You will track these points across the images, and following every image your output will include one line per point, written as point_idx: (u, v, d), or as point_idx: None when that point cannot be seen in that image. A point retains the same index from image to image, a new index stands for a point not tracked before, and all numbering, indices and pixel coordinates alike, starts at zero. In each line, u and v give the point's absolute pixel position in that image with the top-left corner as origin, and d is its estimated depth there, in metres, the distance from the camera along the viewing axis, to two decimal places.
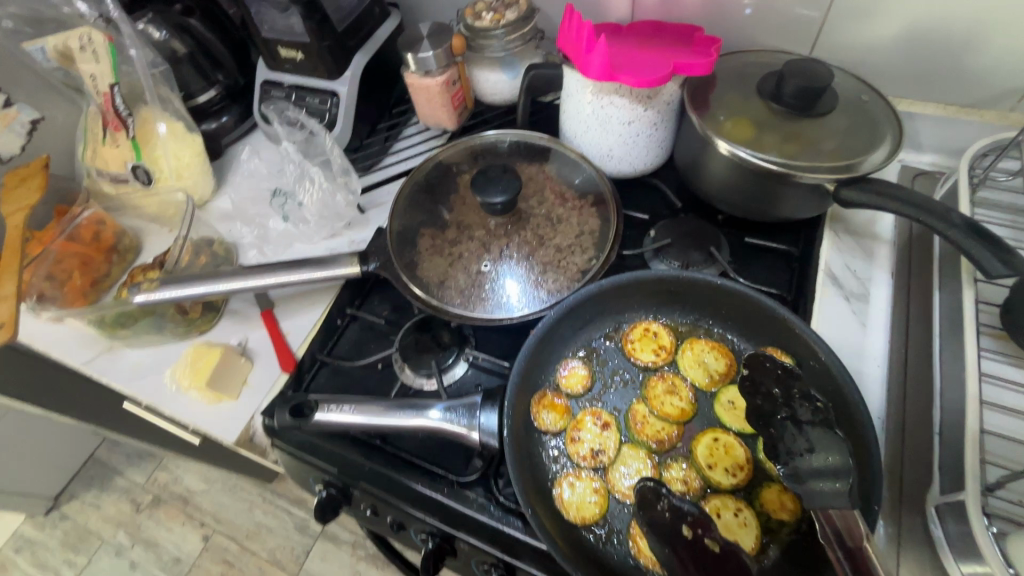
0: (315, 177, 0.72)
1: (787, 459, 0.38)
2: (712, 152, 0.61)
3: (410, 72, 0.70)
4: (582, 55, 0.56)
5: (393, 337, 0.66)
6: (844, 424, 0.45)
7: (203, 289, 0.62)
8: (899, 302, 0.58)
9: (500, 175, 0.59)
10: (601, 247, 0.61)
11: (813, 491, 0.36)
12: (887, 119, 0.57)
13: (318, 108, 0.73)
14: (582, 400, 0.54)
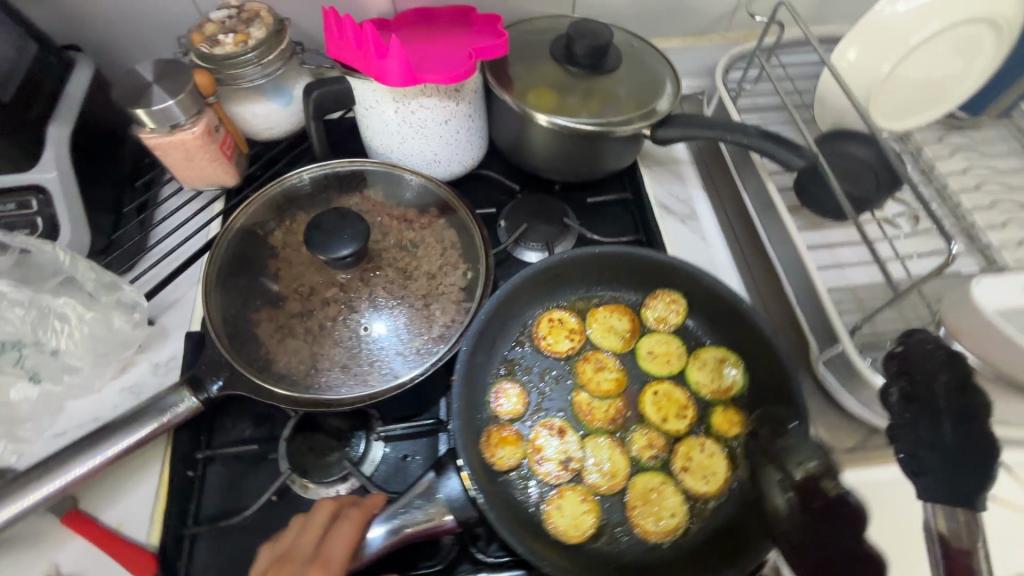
0: (66, 310, 0.52)
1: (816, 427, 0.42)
2: (532, 128, 0.60)
3: (147, 131, 0.53)
4: (376, 63, 0.49)
5: (274, 455, 0.53)
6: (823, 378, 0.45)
7: None
8: (717, 210, 0.68)
9: (340, 223, 0.49)
10: (472, 257, 0.57)
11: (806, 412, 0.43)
12: (659, 61, 0.63)
13: (19, 215, 0.51)
14: (526, 417, 0.50)
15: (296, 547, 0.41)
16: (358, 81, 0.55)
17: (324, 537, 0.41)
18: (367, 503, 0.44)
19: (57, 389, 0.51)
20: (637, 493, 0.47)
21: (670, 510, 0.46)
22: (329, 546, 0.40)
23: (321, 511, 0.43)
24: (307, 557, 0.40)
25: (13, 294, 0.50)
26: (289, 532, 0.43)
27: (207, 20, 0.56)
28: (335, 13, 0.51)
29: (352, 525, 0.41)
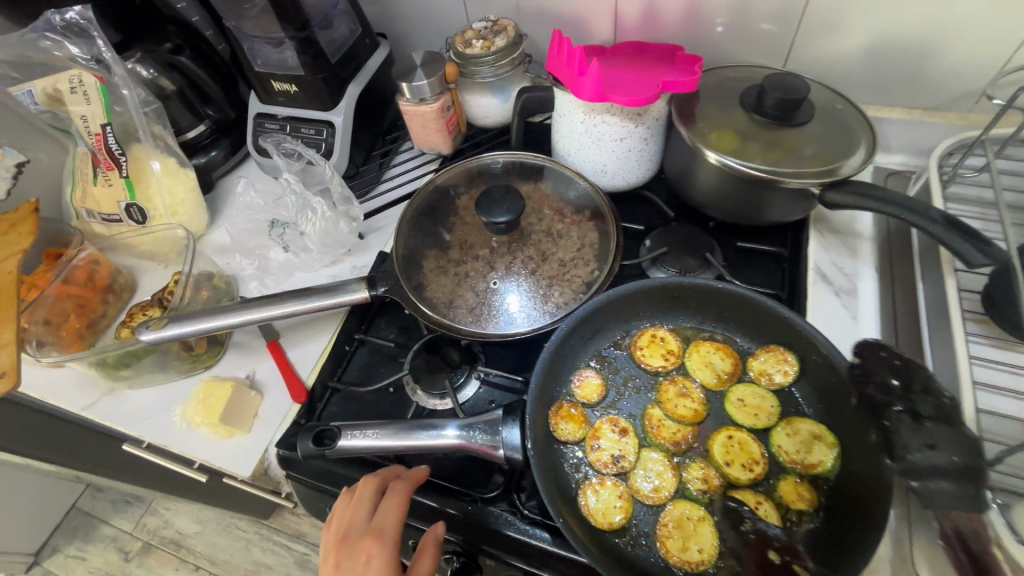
0: (317, 207, 0.72)
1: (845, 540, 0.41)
2: (700, 163, 0.64)
3: (404, 99, 0.71)
4: (575, 79, 0.59)
5: (403, 358, 0.67)
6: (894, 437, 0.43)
7: (212, 325, 0.62)
8: (884, 295, 0.62)
9: (503, 196, 0.60)
10: (603, 259, 0.63)
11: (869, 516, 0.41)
12: (860, 127, 0.61)
13: (314, 139, 0.75)
14: (598, 408, 0.55)
15: (352, 518, 0.51)
16: (560, 92, 0.66)
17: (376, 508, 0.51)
18: (411, 476, 0.53)
19: (295, 260, 0.75)
20: (673, 516, 0.48)
21: (700, 545, 0.46)
22: (380, 519, 0.50)
23: (369, 487, 0.53)
24: (366, 525, 0.51)
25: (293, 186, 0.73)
26: (344, 504, 0.53)
27: (470, 28, 0.73)
28: (558, 35, 0.62)
29: (399, 500, 0.51)
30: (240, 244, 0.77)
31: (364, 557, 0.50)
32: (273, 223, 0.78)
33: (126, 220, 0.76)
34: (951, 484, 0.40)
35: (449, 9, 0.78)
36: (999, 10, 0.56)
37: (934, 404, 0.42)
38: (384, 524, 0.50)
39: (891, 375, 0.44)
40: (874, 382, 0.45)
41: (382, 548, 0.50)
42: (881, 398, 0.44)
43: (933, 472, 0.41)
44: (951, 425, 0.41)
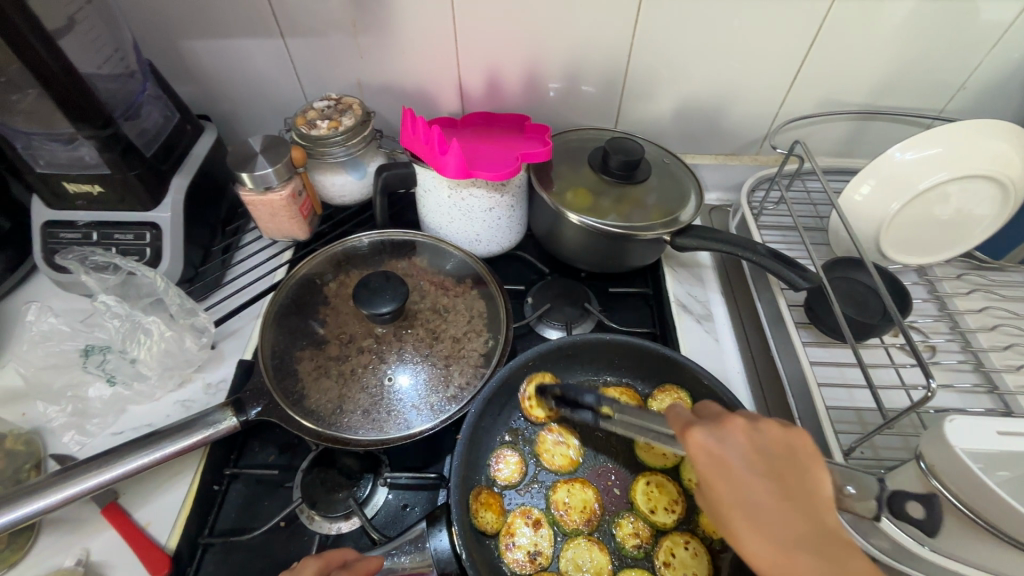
0: (151, 327, 0.60)
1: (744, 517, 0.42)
2: (564, 224, 0.67)
3: (246, 190, 0.64)
4: (437, 157, 0.59)
5: (290, 483, 0.58)
6: None
7: (11, 517, 0.47)
8: (734, 315, 0.71)
9: (384, 284, 0.57)
10: (495, 328, 0.63)
11: None
12: (686, 176, 0.71)
13: (134, 244, 0.63)
14: (521, 487, 0.53)
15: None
16: (420, 168, 0.65)
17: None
18: None
19: (126, 393, 0.61)
20: None
21: None
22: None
23: None
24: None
25: (115, 309, 0.60)
26: None
27: (311, 107, 0.69)
28: (410, 114, 0.61)
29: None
30: (40, 386, 0.61)
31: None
32: (88, 350, 0.63)
33: None
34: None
35: (282, 87, 0.73)
36: (763, 78, 0.71)
37: None
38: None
39: None
40: None
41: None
42: None
43: None
44: None
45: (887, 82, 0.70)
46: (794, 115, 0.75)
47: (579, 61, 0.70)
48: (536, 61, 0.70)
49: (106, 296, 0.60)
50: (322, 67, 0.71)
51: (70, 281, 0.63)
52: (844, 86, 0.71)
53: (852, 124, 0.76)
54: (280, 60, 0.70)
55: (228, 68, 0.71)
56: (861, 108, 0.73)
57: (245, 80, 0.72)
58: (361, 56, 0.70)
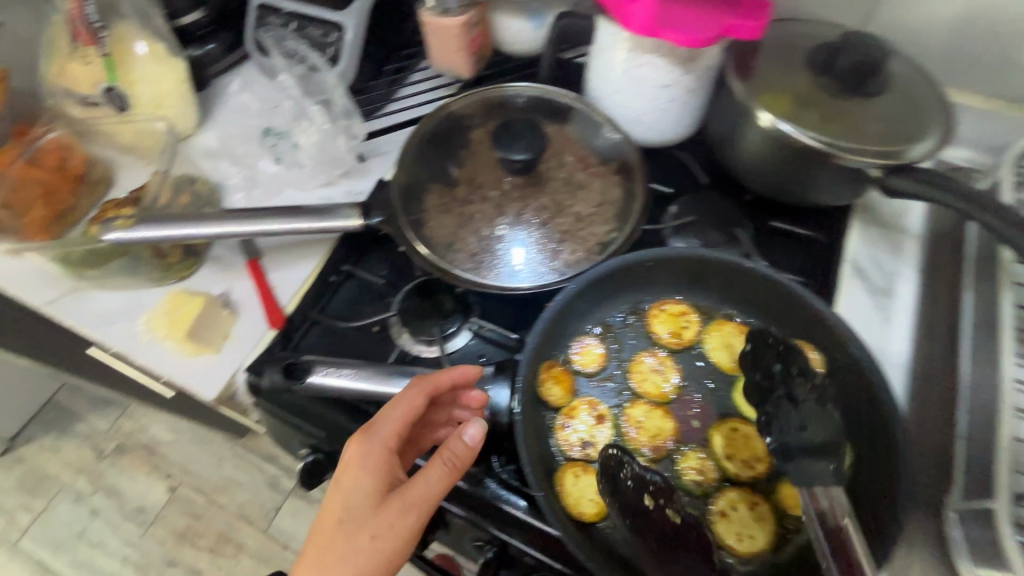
0: (314, 116, 0.68)
1: (779, 435, 0.38)
2: (749, 127, 0.56)
3: (427, 10, 0.63)
4: (624, 4, 0.51)
5: (390, 297, 0.62)
6: (783, 402, 0.39)
7: (182, 234, 0.56)
8: (924, 300, 0.56)
9: (525, 132, 0.54)
10: (624, 219, 0.57)
11: (802, 470, 0.36)
12: (936, 106, 0.54)
13: (321, 41, 0.67)
14: (594, 379, 0.51)
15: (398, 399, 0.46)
16: (604, 23, 0.58)
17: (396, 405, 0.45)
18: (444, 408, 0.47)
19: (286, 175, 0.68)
20: None
21: None
22: (387, 412, 0.45)
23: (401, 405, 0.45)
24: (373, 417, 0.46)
25: (293, 91, 0.69)
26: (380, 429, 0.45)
27: None
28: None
29: (428, 464, 0.44)
30: (228, 150, 0.70)
31: (333, 518, 0.44)
32: (267, 131, 0.71)
33: (104, 105, 0.69)
34: (822, 463, 0.36)
35: None
36: None
37: (811, 385, 0.39)
38: (379, 431, 0.44)
39: (774, 359, 0.42)
40: (762, 369, 0.42)
41: (372, 480, 0.44)
42: (764, 385, 0.41)
43: (805, 452, 0.36)
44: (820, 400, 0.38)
45: None
46: None
47: None
48: None
49: (287, 77, 0.68)
50: None
51: (265, 63, 0.70)
52: None
53: None
54: None
55: None
56: None
57: None
58: None
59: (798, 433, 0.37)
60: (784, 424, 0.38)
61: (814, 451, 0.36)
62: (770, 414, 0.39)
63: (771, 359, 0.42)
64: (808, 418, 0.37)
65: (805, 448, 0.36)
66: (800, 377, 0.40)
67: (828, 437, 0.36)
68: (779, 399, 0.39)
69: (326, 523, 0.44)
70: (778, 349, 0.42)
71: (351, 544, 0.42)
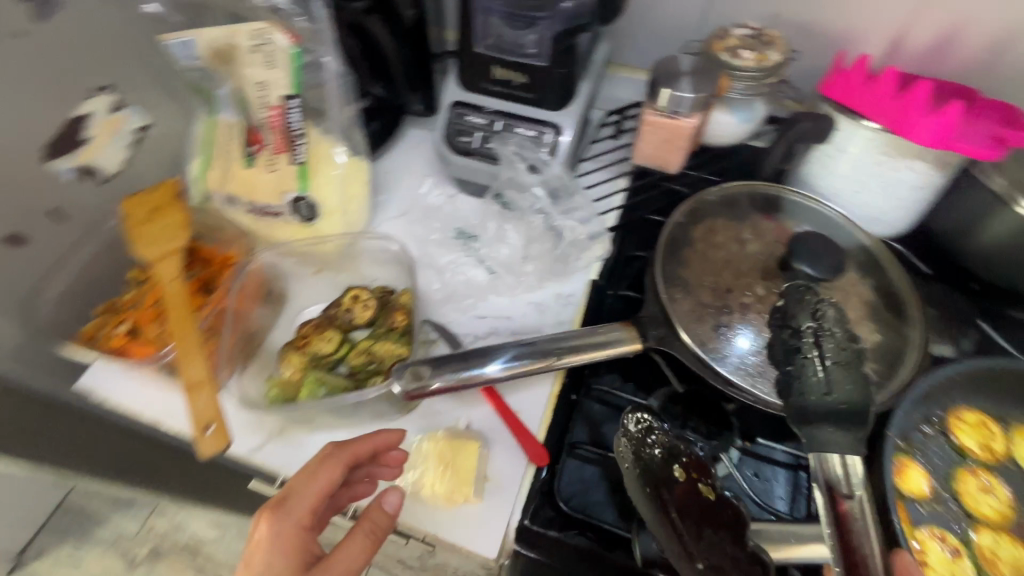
0: (568, 229, 0.66)
1: (799, 396, 0.32)
2: (998, 215, 0.58)
3: (653, 108, 0.61)
4: (912, 116, 0.52)
5: (638, 415, 0.57)
6: (813, 365, 0.32)
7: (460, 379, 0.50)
8: None
9: (825, 247, 0.52)
10: (897, 326, 0.55)
11: (820, 436, 0.31)
12: None
13: (534, 142, 0.63)
14: (925, 504, 0.48)
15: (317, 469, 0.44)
16: (852, 125, 0.58)
17: (312, 470, 0.44)
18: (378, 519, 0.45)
19: (499, 282, 0.64)
20: None
21: None
22: (297, 488, 0.43)
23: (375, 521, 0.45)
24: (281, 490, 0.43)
25: (540, 204, 0.66)
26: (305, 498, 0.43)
27: (729, 33, 0.63)
28: (860, 71, 0.57)
29: (349, 536, 0.44)
30: (425, 258, 0.66)
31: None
32: (460, 233, 0.67)
33: (286, 215, 0.63)
34: (842, 433, 0.30)
35: (685, 7, 0.68)
36: None
37: (840, 347, 0.33)
38: (292, 507, 0.42)
39: (809, 318, 0.35)
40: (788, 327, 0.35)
41: (289, 563, 0.40)
42: (790, 343, 0.34)
43: (824, 415, 0.31)
44: (849, 365, 0.32)
45: None
46: None
47: None
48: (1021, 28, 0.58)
49: (538, 189, 0.64)
50: None
51: (458, 164, 0.66)
52: None
53: None
54: None
55: None
56: None
57: None
58: None
59: (822, 397, 0.31)
60: (803, 386, 0.32)
61: (839, 411, 0.30)
62: (790, 366, 0.33)
63: (798, 313, 0.36)
64: (838, 381, 0.31)
65: (828, 412, 0.31)
66: (826, 336, 0.34)
67: (858, 395, 0.31)
68: (805, 358, 0.33)
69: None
70: (814, 309, 0.35)
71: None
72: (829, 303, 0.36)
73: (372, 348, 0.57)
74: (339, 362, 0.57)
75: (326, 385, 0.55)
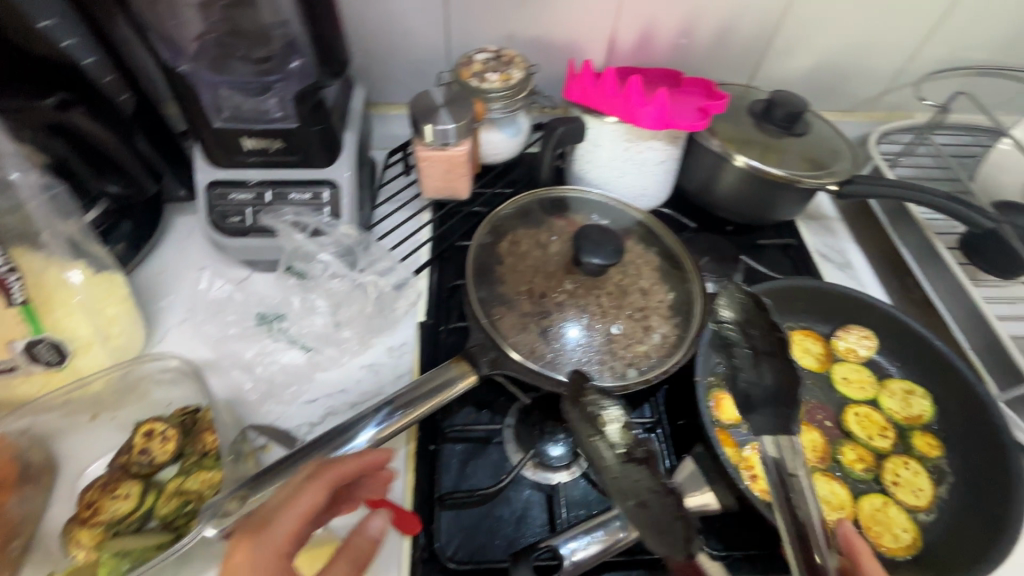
0: (370, 285, 0.62)
1: (742, 386, 0.42)
2: (727, 168, 0.68)
3: (422, 144, 0.62)
4: (634, 106, 0.60)
5: (500, 438, 0.59)
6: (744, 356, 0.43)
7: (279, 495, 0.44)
8: (871, 262, 0.76)
9: (602, 237, 0.58)
10: (678, 280, 0.64)
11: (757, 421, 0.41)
12: (835, 134, 0.72)
13: (313, 205, 0.60)
14: (740, 427, 0.57)
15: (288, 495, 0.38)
16: (597, 122, 0.65)
17: (284, 500, 0.38)
18: (362, 538, 0.39)
19: (319, 357, 0.60)
20: (869, 511, 0.51)
21: (902, 527, 0.51)
22: (279, 515, 0.36)
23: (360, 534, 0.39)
24: (257, 519, 0.36)
25: (334, 269, 0.61)
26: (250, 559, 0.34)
27: (472, 59, 0.66)
28: (591, 70, 0.63)
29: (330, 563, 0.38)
30: (226, 358, 0.58)
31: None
32: (263, 317, 0.61)
33: (23, 367, 0.50)
34: (781, 411, 0.41)
35: (428, 40, 0.70)
36: (897, 38, 0.74)
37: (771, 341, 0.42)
38: (270, 534, 0.36)
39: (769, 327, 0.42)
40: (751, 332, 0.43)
41: None
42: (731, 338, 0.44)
43: (763, 398, 0.41)
44: (780, 357, 0.42)
45: (1011, 39, 0.74)
46: (918, 72, 0.78)
47: (738, 15, 0.70)
48: (694, 16, 0.70)
49: (327, 256, 0.60)
50: (476, 19, 0.68)
51: (236, 246, 0.59)
52: (969, 45, 0.75)
53: (965, 81, 0.80)
54: (434, 9, 0.67)
55: (374, 18, 0.67)
56: (981, 64, 0.77)
57: (390, 30, 0.68)
58: (522, 7, 0.67)
59: (755, 384, 0.42)
60: (745, 380, 0.42)
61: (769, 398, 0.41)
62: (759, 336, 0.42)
63: (722, 310, 0.45)
64: (766, 372, 0.42)
65: (765, 400, 0.41)
66: (753, 332, 0.43)
67: (782, 387, 0.41)
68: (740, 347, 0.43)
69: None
70: (742, 300, 0.44)
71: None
72: (754, 298, 0.44)
73: (183, 486, 0.49)
74: (146, 518, 0.48)
75: (132, 555, 0.45)
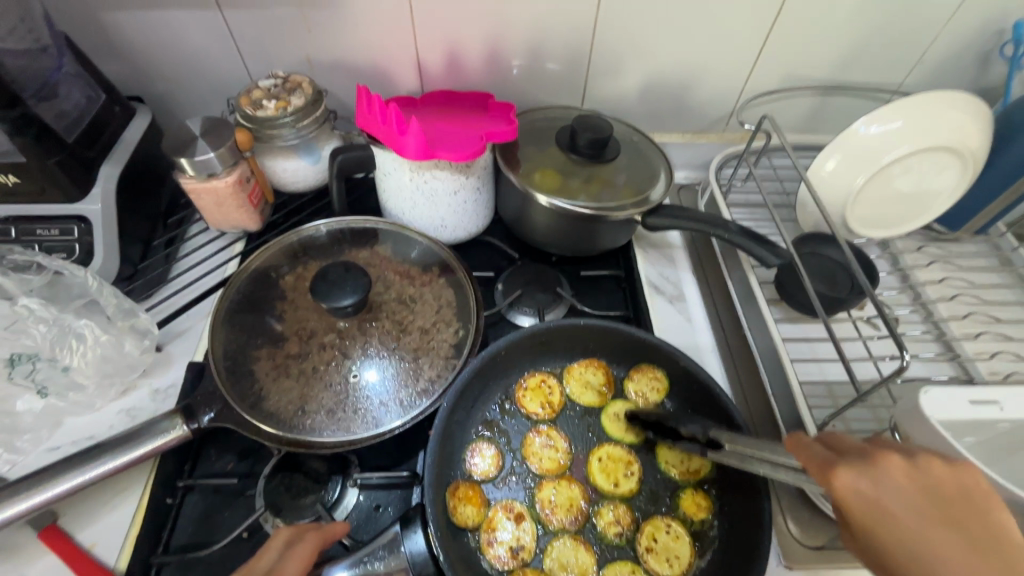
0: (83, 331, 0.55)
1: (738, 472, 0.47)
2: (533, 205, 0.64)
3: (186, 176, 0.59)
4: (395, 137, 0.55)
5: (251, 491, 0.54)
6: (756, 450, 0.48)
7: None
8: (704, 293, 0.70)
9: (343, 275, 0.54)
10: (465, 317, 0.60)
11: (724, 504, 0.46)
12: (658, 159, 0.68)
13: (61, 241, 0.57)
14: (497, 482, 0.52)
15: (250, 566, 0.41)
16: (380, 150, 0.61)
17: (282, 554, 0.42)
18: None
19: (60, 406, 0.54)
20: None
21: None
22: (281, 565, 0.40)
23: None
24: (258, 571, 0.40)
25: (40, 313, 0.54)
26: None
27: (256, 86, 0.63)
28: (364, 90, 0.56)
29: None
30: None
31: (944, 497, 0.31)
32: (12, 359, 0.53)
33: None
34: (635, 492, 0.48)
35: (223, 65, 0.67)
36: (726, 58, 0.70)
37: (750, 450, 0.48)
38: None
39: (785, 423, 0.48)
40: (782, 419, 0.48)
41: None
42: None
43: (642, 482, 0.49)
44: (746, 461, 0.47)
45: (850, 56, 0.70)
46: (759, 91, 0.74)
47: (543, 36, 0.66)
48: (499, 37, 0.66)
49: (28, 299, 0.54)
50: (268, 42, 0.65)
51: None
52: (807, 63, 0.71)
53: (814, 100, 0.76)
54: (219, 34, 0.64)
55: (159, 44, 0.64)
56: (824, 83, 0.73)
57: (180, 56, 0.66)
58: (312, 31, 0.64)
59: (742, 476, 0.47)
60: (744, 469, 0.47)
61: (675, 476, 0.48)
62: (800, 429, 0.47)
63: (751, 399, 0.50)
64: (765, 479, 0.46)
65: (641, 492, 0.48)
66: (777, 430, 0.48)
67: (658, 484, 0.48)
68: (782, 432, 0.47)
69: (967, 499, 0.31)
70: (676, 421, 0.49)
71: (940, 568, 0.29)
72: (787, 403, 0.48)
73: None
74: None
75: None
